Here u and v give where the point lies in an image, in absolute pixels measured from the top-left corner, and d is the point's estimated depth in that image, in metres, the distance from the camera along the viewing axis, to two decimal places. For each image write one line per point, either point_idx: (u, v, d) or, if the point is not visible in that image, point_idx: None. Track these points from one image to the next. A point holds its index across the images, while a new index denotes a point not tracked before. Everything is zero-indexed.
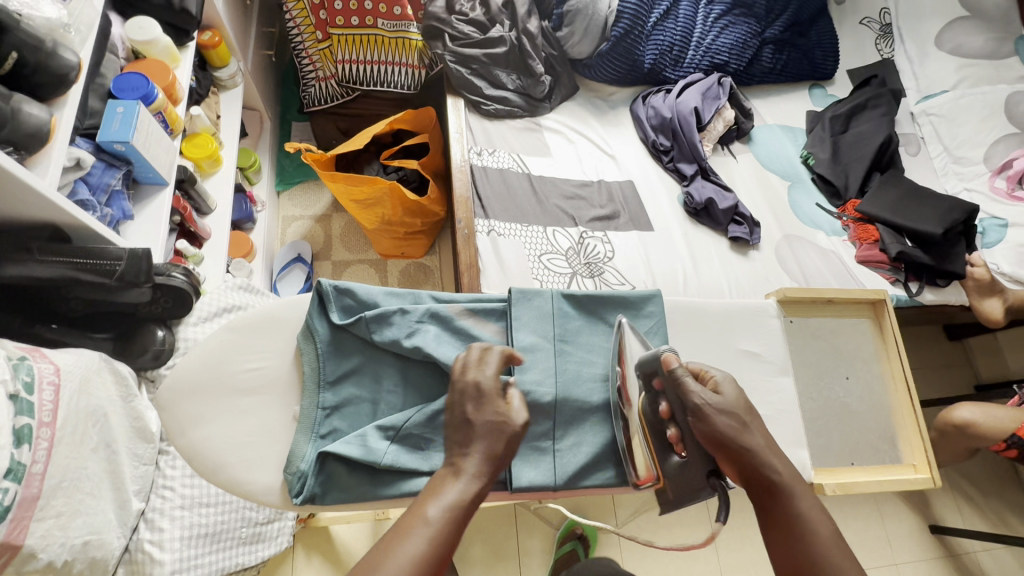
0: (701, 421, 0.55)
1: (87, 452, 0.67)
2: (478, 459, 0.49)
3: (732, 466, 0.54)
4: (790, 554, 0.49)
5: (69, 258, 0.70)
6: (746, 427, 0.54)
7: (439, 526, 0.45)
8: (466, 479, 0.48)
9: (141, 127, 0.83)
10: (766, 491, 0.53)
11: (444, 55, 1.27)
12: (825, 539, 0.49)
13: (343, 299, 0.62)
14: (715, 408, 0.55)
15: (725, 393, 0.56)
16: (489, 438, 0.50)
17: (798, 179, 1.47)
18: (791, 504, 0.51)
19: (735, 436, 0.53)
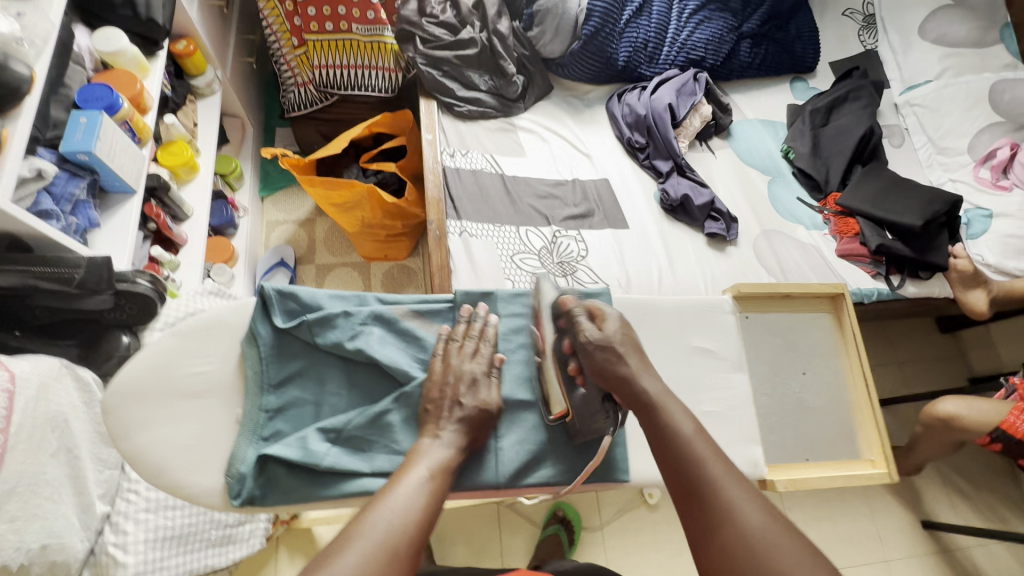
0: (592, 352, 0.62)
1: (46, 458, 0.68)
2: (445, 432, 0.58)
3: (621, 393, 0.61)
4: (669, 456, 0.57)
5: (26, 267, 0.71)
6: (628, 357, 0.62)
7: (430, 477, 0.53)
8: (444, 443, 0.57)
9: (105, 137, 0.85)
10: (648, 409, 0.60)
11: (415, 58, 1.28)
12: (690, 435, 0.58)
13: (287, 302, 0.62)
14: (596, 342, 0.62)
15: (610, 332, 0.63)
16: (470, 413, 0.59)
17: (779, 174, 1.46)
18: (659, 413, 0.60)
19: (615, 363, 0.61)
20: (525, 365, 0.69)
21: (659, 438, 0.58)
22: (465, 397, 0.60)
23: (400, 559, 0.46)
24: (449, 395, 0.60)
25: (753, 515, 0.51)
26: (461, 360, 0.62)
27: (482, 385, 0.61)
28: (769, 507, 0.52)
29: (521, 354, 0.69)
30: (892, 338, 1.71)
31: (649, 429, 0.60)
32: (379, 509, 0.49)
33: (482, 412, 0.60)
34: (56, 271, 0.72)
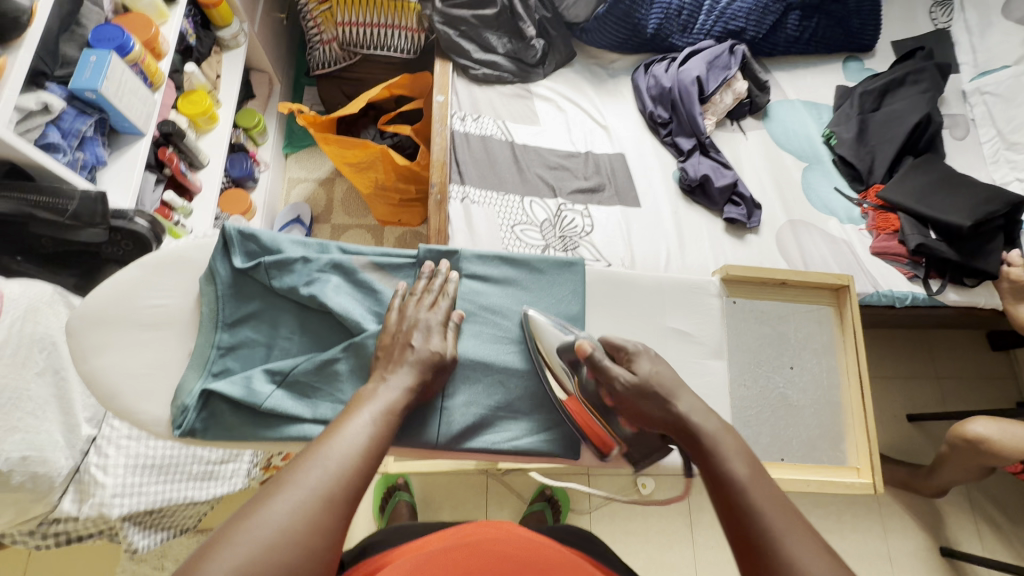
0: (633, 401, 0.59)
1: (31, 375, 0.73)
2: (400, 373, 0.55)
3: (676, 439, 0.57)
4: (723, 491, 0.51)
5: (24, 195, 0.75)
6: (681, 393, 0.59)
7: (375, 419, 0.51)
8: (394, 390, 0.54)
9: (113, 77, 0.87)
10: (699, 444, 0.55)
11: (433, 16, 1.25)
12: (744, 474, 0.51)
13: (248, 244, 0.63)
14: (626, 382, 0.59)
15: (652, 371, 0.60)
16: (421, 364, 0.56)
17: (817, 160, 1.34)
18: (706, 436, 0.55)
19: (655, 395, 0.58)
20: (479, 329, 0.65)
21: (713, 474, 0.53)
22: (417, 345, 0.57)
23: (334, 507, 0.43)
24: (401, 339, 0.58)
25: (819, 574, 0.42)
26: (421, 310, 0.60)
27: (436, 333, 0.59)
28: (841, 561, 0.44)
29: (480, 317, 0.66)
30: (933, 349, 1.56)
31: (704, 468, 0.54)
32: (320, 450, 0.46)
33: (437, 357, 0.57)
34: (50, 202, 0.76)
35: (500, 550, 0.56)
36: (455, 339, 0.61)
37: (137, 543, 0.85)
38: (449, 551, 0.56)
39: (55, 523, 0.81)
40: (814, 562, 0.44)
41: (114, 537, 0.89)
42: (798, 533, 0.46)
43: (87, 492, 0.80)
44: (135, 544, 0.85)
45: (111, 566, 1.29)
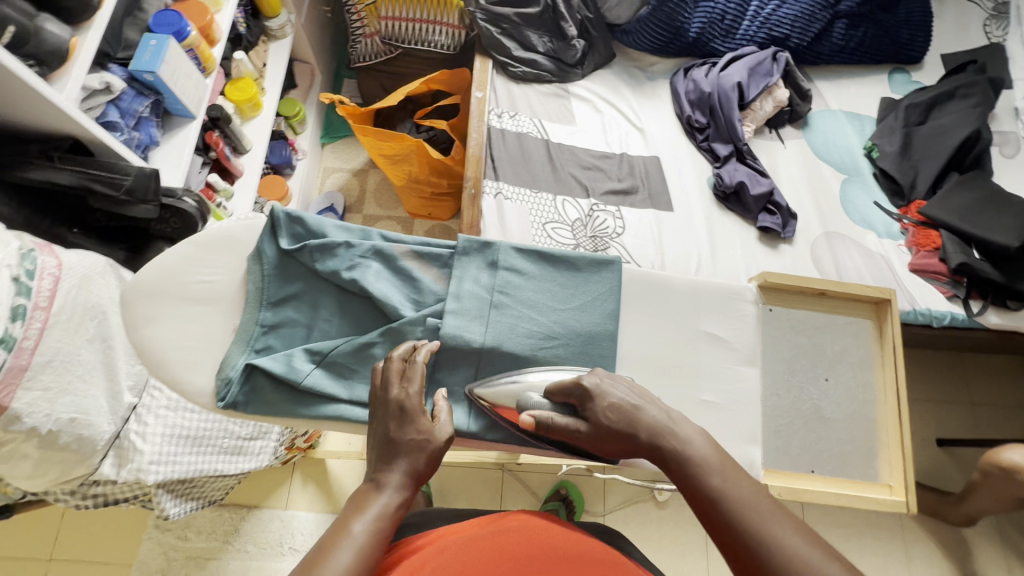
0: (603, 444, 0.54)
1: (82, 341, 0.76)
2: (395, 472, 0.52)
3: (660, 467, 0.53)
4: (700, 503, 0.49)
5: (83, 168, 0.78)
6: (642, 407, 0.54)
7: (373, 532, 0.48)
8: (388, 493, 0.50)
9: (170, 60, 0.90)
10: (670, 457, 0.52)
11: (475, 13, 1.26)
12: (712, 470, 0.50)
13: (294, 227, 0.64)
14: (587, 427, 0.54)
15: (610, 401, 0.54)
16: (411, 455, 0.53)
17: (857, 173, 1.31)
18: (673, 448, 0.52)
19: (620, 426, 0.53)
20: (513, 320, 0.64)
21: (686, 485, 0.50)
22: (399, 434, 0.53)
23: None
24: (386, 428, 0.54)
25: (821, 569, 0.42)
26: (406, 394, 0.55)
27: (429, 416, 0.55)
28: (835, 553, 0.43)
29: (514, 308, 0.65)
30: (968, 374, 1.51)
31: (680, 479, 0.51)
32: None
33: (433, 449, 0.54)
34: (108, 176, 0.79)
35: (542, 540, 0.58)
36: (450, 417, 0.58)
37: (170, 510, 0.88)
38: (492, 536, 0.58)
39: (95, 484, 0.85)
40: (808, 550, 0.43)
41: (147, 503, 0.92)
42: (787, 533, 0.44)
43: (126, 457, 0.83)
44: (168, 511, 0.88)
45: (141, 528, 1.35)
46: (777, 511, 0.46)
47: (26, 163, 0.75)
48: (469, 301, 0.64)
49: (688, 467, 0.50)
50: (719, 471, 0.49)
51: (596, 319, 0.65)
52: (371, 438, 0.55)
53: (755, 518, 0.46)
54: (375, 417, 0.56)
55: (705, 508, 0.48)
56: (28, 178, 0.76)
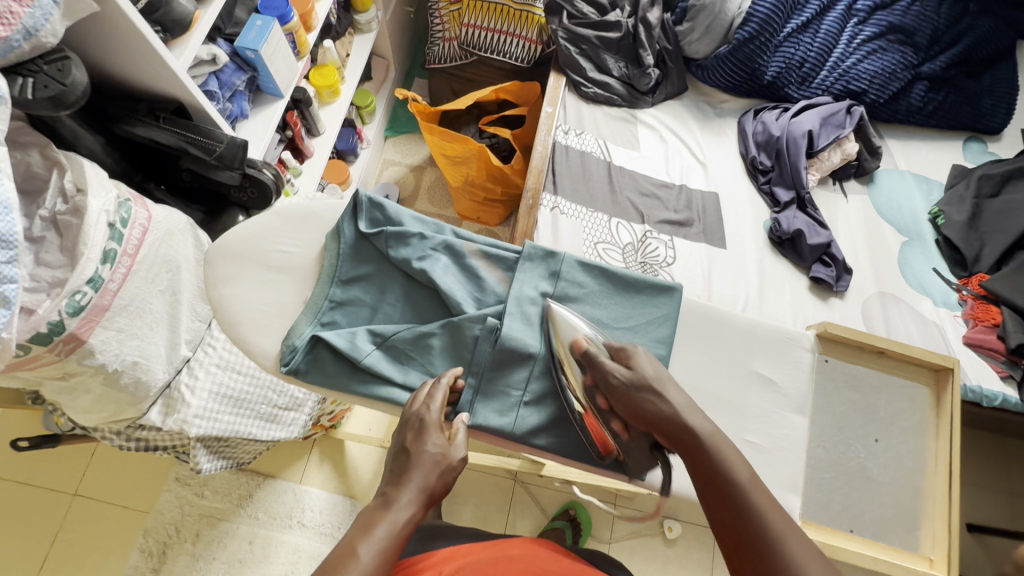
0: (625, 395, 0.57)
1: (155, 291, 0.80)
2: (408, 489, 0.52)
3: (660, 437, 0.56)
4: (726, 513, 0.51)
5: (182, 131, 0.82)
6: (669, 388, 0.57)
7: (381, 554, 0.47)
8: (399, 511, 0.50)
9: (271, 41, 0.96)
10: (700, 457, 0.54)
11: (557, 31, 1.29)
12: (746, 481, 0.52)
13: (374, 212, 0.67)
14: (629, 381, 0.57)
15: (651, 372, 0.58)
16: (424, 470, 0.53)
17: (918, 237, 1.28)
18: (715, 458, 0.53)
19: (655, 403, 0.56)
20: None
21: (723, 493, 0.51)
22: (414, 449, 0.54)
23: None
24: (400, 444, 0.55)
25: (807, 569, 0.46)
26: (425, 408, 0.57)
27: (442, 433, 0.56)
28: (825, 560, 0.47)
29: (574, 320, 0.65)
30: (1011, 460, 1.44)
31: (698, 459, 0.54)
32: None
33: (444, 466, 0.54)
34: (202, 141, 0.82)
35: (540, 566, 0.59)
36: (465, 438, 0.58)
37: (203, 465, 0.91)
38: (491, 563, 0.59)
39: (140, 429, 0.89)
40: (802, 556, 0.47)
41: (183, 454, 0.96)
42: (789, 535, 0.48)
43: (173, 407, 0.87)
44: (201, 466, 0.91)
45: (162, 479, 1.40)
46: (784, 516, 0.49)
47: (134, 120, 0.80)
48: (529, 307, 0.65)
49: (726, 476, 0.52)
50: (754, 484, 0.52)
51: (651, 342, 0.65)
52: (388, 456, 0.56)
53: (794, 539, 0.48)
54: (396, 436, 0.57)
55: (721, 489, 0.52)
56: (133, 133, 0.80)
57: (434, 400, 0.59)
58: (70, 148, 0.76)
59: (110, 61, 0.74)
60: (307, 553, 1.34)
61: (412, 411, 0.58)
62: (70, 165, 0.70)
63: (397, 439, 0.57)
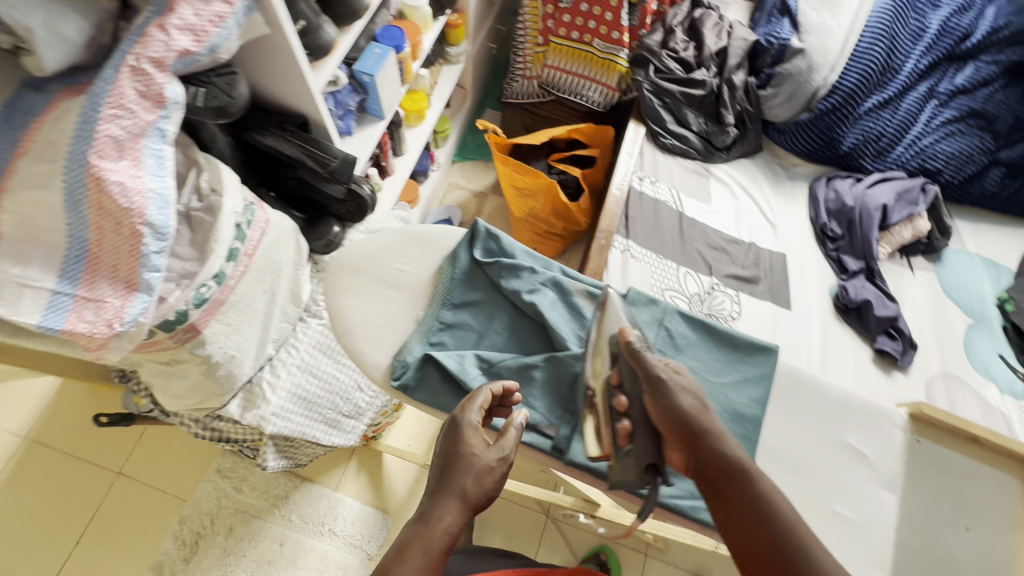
0: (666, 397, 0.56)
1: (259, 291, 0.84)
2: (446, 498, 0.51)
3: (696, 452, 0.54)
4: (765, 555, 0.46)
5: (303, 143, 0.87)
6: (706, 411, 0.56)
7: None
8: (434, 525, 0.49)
9: (387, 68, 1.03)
10: (739, 481, 0.50)
11: (643, 82, 1.34)
12: (790, 515, 0.48)
13: (489, 242, 0.71)
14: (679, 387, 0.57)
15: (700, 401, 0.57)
16: (465, 476, 0.53)
17: (984, 320, 1.25)
18: (754, 489, 0.50)
19: (693, 417, 0.55)
20: None
21: (768, 531, 0.47)
22: (452, 456, 0.54)
23: None
24: (438, 452, 0.56)
25: None
26: (462, 411, 0.58)
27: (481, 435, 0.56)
28: None
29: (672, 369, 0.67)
30: None
31: (734, 492, 0.50)
32: None
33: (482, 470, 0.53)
34: (319, 154, 0.87)
35: None
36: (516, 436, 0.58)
37: (269, 463, 0.94)
38: None
39: (217, 419, 0.92)
40: None
41: (249, 449, 0.99)
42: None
43: (253, 402, 0.90)
44: (268, 463, 0.94)
45: (203, 470, 1.42)
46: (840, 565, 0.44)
47: (265, 130, 0.85)
48: None
49: (767, 510, 0.48)
50: (799, 521, 0.47)
51: (746, 400, 0.66)
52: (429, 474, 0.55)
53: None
54: (435, 450, 0.56)
55: (762, 529, 0.47)
56: (261, 142, 0.86)
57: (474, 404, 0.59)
58: (206, 148, 0.81)
59: (257, 76, 0.80)
60: (335, 562, 1.34)
61: (454, 415, 0.58)
62: (208, 166, 0.75)
63: (439, 445, 0.57)
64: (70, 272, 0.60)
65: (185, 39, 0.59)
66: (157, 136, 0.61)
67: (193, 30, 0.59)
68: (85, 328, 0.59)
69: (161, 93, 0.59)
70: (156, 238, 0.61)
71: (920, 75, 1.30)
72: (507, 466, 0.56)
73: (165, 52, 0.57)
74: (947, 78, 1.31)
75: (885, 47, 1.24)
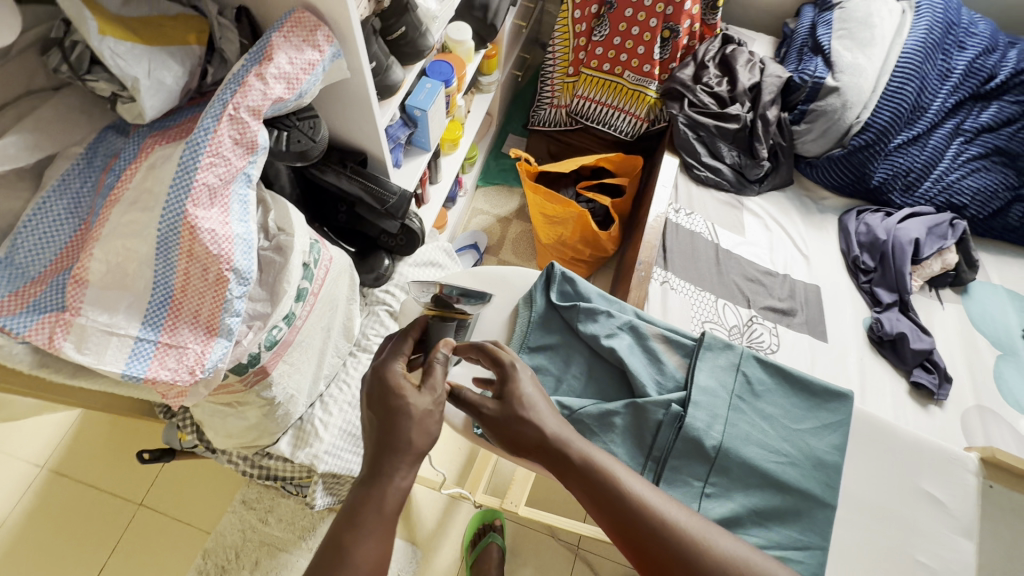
0: (503, 427, 0.58)
1: (318, 328, 0.84)
2: (400, 453, 0.52)
3: (539, 460, 0.57)
4: (619, 530, 0.51)
5: (364, 180, 0.86)
6: (530, 421, 0.57)
7: (382, 521, 0.49)
8: (398, 479, 0.52)
9: (437, 102, 1.04)
10: (579, 475, 0.55)
11: (677, 115, 1.37)
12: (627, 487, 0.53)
13: (565, 285, 0.75)
14: (516, 419, 0.58)
15: (521, 390, 0.59)
16: (415, 423, 0.54)
17: (1013, 352, 1.23)
18: (597, 477, 0.54)
19: (528, 436, 0.57)
20: (752, 427, 0.66)
21: (616, 511, 0.52)
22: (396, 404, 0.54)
23: None
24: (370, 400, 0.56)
25: (720, 546, 0.49)
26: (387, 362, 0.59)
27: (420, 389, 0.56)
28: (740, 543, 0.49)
29: (750, 415, 0.67)
30: None
31: (577, 482, 0.55)
32: None
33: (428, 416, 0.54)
34: (379, 191, 0.86)
35: None
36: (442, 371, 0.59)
37: (317, 501, 0.92)
38: None
39: (267, 457, 0.90)
40: (719, 540, 0.49)
41: (294, 485, 0.97)
42: (687, 524, 0.50)
43: (305, 440, 0.88)
44: (316, 501, 0.92)
45: (227, 499, 1.37)
46: (679, 515, 0.51)
47: (328, 167, 0.85)
48: (711, 396, 0.67)
49: (612, 491, 0.53)
50: (640, 491, 0.53)
51: (826, 447, 0.66)
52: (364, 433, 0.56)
53: (685, 526, 0.50)
54: (365, 402, 0.57)
55: (616, 512, 0.52)
56: (323, 179, 0.86)
57: (398, 354, 0.60)
58: (269, 185, 0.81)
59: (326, 113, 0.81)
60: None
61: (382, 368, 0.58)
62: (276, 205, 0.73)
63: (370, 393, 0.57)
64: (153, 318, 0.58)
65: (279, 86, 0.59)
66: (244, 181, 0.61)
67: (287, 79, 0.60)
68: (167, 376, 0.57)
69: (254, 140, 0.59)
70: (239, 283, 0.60)
71: (946, 113, 1.34)
72: (444, 407, 0.56)
73: (262, 100, 0.58)
74: (971, 116, 1.34)
75: (915, 86, 1.28)
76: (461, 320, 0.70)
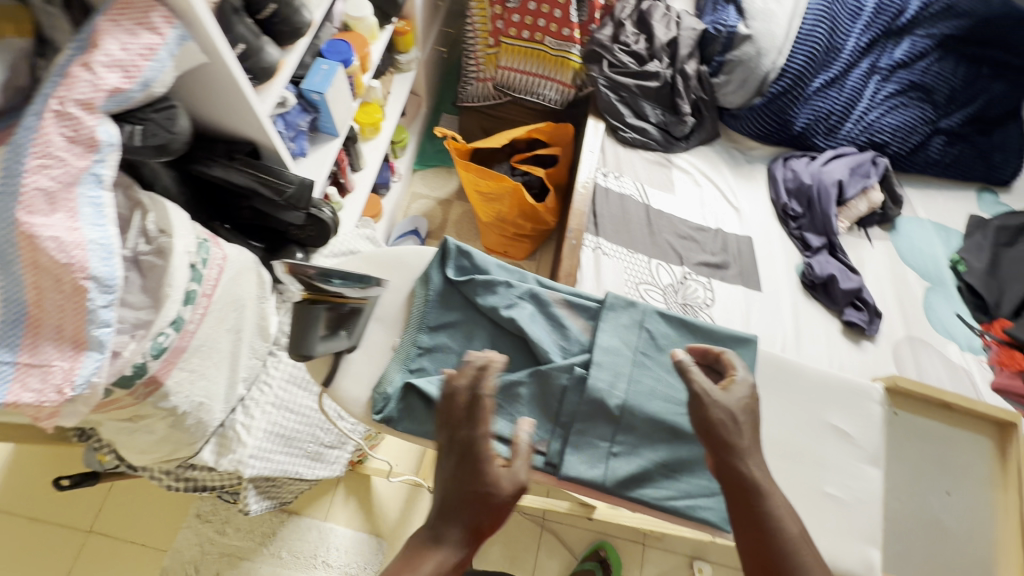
0: (705, 413, 0.58)
1: (223, 331, 0.80)
2: (464, 525, 0.52)
3: (723, 460, 0.57)
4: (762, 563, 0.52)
5: (255, 171, 0.82)
6: (734, 425, 0.57)
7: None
8: (448, 549, 0.51)
9: (336, 84, 0.99)
10: (757, 494, 0.55)
11: (598, 78, 1.36)
12: (796, 535, 0.53)
13: (462, 260, 0.74)
14: (714, 403, 0.58)
15: (742, 396, 0.59)
16: (490, 510, 0.52)
17: (940, 283, 1.27)
18: (766, 507, 0.54)
19: (730, 436, 0.57)
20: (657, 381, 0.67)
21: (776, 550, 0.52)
22: (486, 485, 0.52)
23: None
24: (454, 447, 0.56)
25: None
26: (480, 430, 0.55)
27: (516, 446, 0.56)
28: None
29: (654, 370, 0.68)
30: None
31: (742, 508, 0.55)
32: None
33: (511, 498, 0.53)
34: (274, 181, 0.83)
35: None
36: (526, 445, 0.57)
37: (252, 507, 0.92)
38: None
39: (190, 468, 0.87)
40: None
41: (228, 493, 0.94)
42: None
43: (228, 447, 0.86)
44: (249, 508, 0.91)
45: (181, 516, 1.33)
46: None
47: (212, 161, 0.81)
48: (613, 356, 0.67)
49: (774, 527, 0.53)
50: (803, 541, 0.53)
51: None
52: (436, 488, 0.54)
53: None
54: (446, 467, 0.55)
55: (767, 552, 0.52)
56: (208, 174, 0.81)
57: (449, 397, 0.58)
58: (148, 186, 0.76)
59: (200, 104, 0.77)
60: None
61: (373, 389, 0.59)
62: (152, 206, 0.69)
63: (455, 457, 0.55)
64: (9, 337, 0.54)
65: (114, 76, 0.55)
66: (93, 182, 0.56)
67: (122, 67, 0.55)
68: (30, 398, 0.53)
69: (93, 136, 0.55)
70: (102, 292, 0.55)
71: (862, 52, 1.35)
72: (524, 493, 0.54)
73: (93, 92, 0.54)
74: (886, 53, 1.36)
75: (827, 28, 1.29)
76: (341, 305, 0.66)
